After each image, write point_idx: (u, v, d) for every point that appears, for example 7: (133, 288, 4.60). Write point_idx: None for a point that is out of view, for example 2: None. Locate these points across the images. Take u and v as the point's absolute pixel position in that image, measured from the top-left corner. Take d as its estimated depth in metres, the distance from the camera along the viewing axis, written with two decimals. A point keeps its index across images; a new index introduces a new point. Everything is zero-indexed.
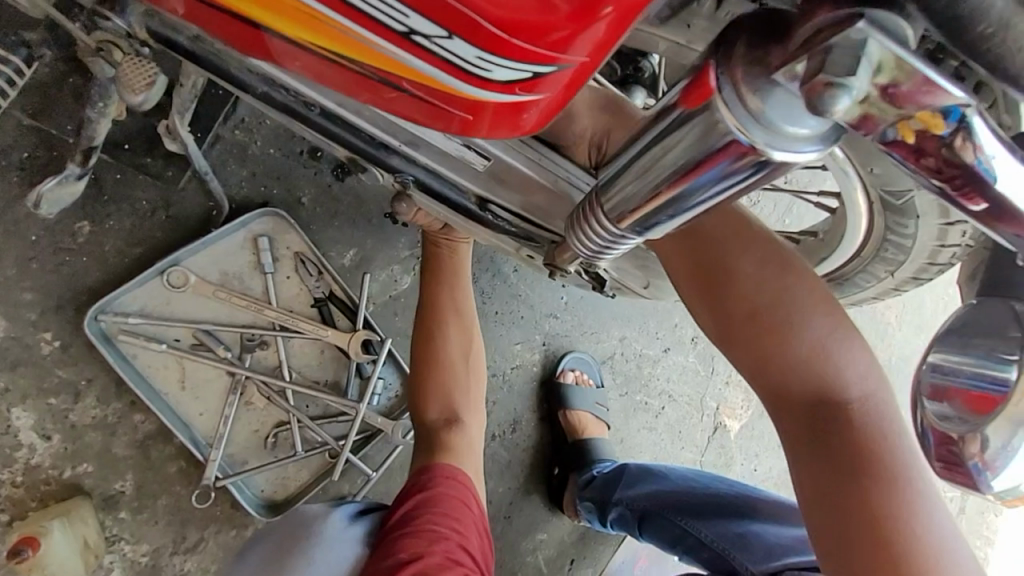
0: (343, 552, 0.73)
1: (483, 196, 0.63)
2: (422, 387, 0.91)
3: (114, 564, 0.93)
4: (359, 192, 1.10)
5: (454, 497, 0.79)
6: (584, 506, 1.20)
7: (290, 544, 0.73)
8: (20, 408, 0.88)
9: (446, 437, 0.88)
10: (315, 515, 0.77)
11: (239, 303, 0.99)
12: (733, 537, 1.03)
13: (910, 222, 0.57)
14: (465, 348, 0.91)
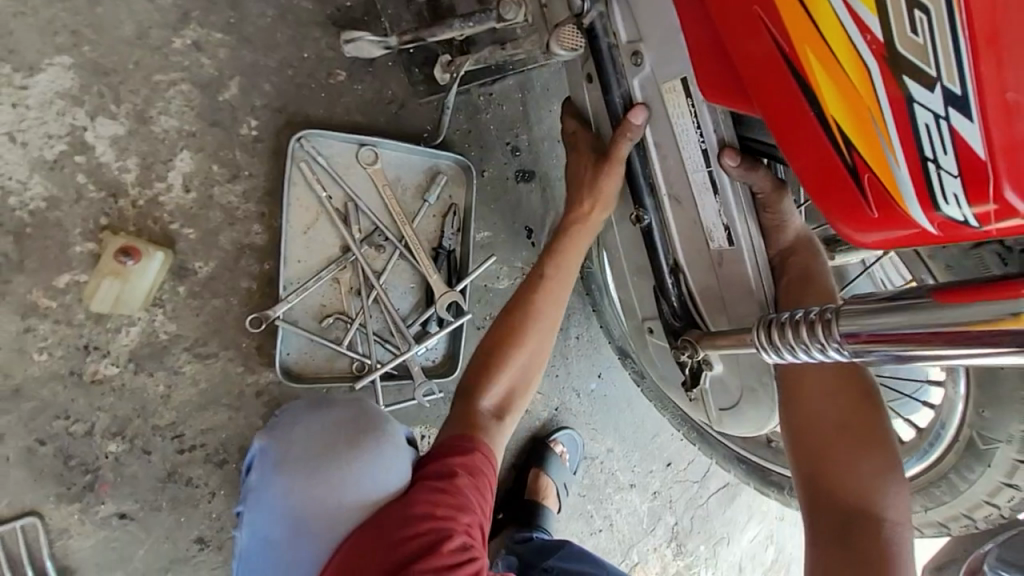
0: (392, 469, 0.73)
1: (679, 265, 0.78)
2: (492, 368, 0.83)
3: (139, 322, 0.93)
4: (523, 199, 1.26)
5: (483, 480, 0.76)
6: (506, 560, 1.19)
7: (360, 430, 0.74)
8: (189, 154, 0.95)
9: (485, 421, 0.81)
10: (379, 417, 0.77)
11: (391, 206, 1.09)
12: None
13: (976, 470, 0.72)
14: (527, 361, 0.85)
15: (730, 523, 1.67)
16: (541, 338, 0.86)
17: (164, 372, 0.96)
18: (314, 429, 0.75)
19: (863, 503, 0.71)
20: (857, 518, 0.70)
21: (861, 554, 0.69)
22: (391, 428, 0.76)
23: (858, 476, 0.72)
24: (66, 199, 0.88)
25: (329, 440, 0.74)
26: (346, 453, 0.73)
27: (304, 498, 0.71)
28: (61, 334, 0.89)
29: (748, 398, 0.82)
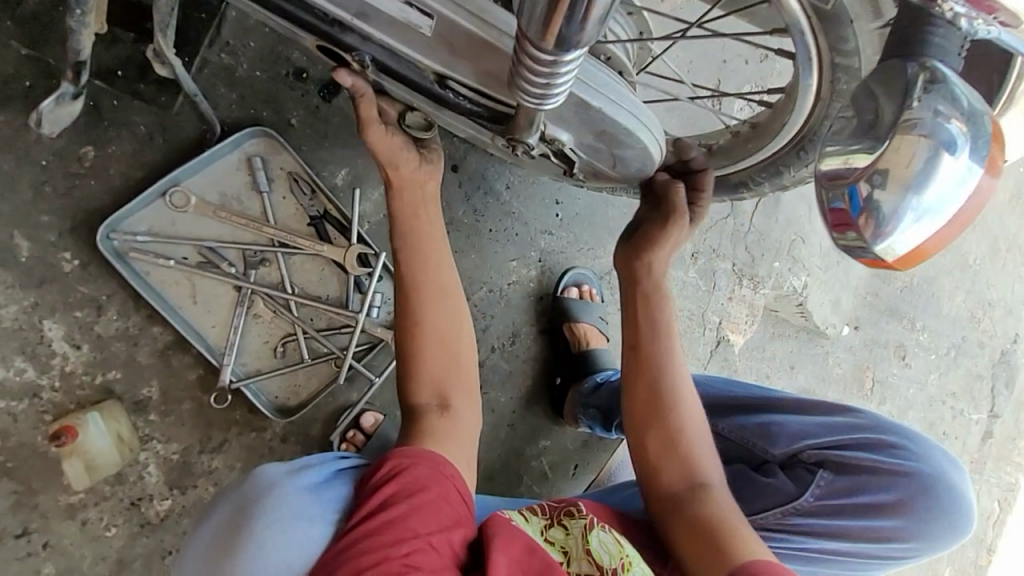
0: (291, 531, 0.70)
1: (437, 71, 0.63)
2: (411, 363, 0.88)
3: (149, 460, 1.02)
4: (347, 111, 1.12)
5: (446, 481, 0.77)
6: (589, 414, 1.22)
7: (245, 514, 0.72)
8: (51, 321, 0.96)
9: (430, 421, 0.84)
10: (266, 478, 0.76)
11: (239, 222, 1.04)
12: (755, 432, 0.95)
13: (847, 36, 0.61)
14: (443, 339, 0.89)
15: (788, 226, 1.57)
16: (446, 307, 0.89)
17: (204, 477, 1.05)
18: (213, 529, 0.74)
19: (665, 364, 0.87)
20: (660, 372, 0.87)
21: (658, 400, 0.86)
22: (286, 481, 0.74)
23: (657, 353, 0.88)
24: (9, 425, 0.95)
25: (221, 537, 0.72)
26: (238, 532, 0.70)
27: None
28: (108, 508, 1.00)
29: (613, 146, 0.67)
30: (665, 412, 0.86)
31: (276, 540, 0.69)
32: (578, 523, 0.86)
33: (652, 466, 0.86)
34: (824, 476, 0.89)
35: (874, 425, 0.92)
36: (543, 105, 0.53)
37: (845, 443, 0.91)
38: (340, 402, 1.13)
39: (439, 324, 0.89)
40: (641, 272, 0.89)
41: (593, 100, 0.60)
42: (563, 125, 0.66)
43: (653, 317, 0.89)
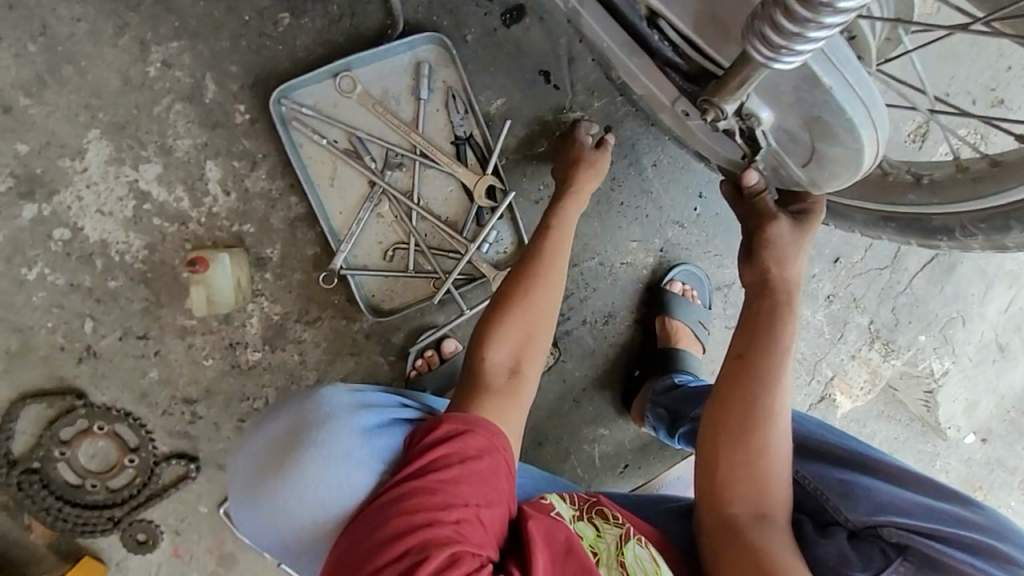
0: (337, 467, 0.75)
1: (654, 9, 0.58)
2: (496, 321, 0.87)
3: (254, 313, 1.11)
4: (522, 42, 1.09)
5: (497, 443, 0.75)
6: (656, 414, 1.13)
7: (302, 435, 0.78)
8: (212, 163, 1.05)
9: (496, 380, 0.84)
10: (325, 407, 0.81)
11: (391, 122, 1.06)
12: (833, 487, 0.78)
13: None
14: (534, 311, 0.88)
15: (953, 300, 1.35)
16: (549, 286, 0.90)
17: (292, 344, 1.13)
18: (269, 439, 0.81)
19: (768, 387, 0.78)
20: (761, 391, 0.78)
21: (750, 417, 0.78)
22: (344, 417, 0.79)
23: (759, 370, 0.79)
24: (157, 241, 1.06)
25: (277, 449, 0.79)
26: (296, 452, 0.77)
27: (273, 516, 0.76)
28: (212, 341, 1.10)
29: (820, 139, 0.59)
30: (749, 428, 0.78)
31: (325, 471, 0.75)
32: (612, 529, 0.78)
33: (720, 487, 0.78)
34: (903, 564, 0.72)
35: (993, 529, 0.72)
36: (775, 62, 0.47)
37: (945, 536, 0.72)
38: (426, 321, 1.16)
39: (537, 297, 0.89)
40: (773, 282, 0.83)
41: (825, 77, 0.51)
42: (769, 101, 0.58)
43: (763, 321, 0.81)
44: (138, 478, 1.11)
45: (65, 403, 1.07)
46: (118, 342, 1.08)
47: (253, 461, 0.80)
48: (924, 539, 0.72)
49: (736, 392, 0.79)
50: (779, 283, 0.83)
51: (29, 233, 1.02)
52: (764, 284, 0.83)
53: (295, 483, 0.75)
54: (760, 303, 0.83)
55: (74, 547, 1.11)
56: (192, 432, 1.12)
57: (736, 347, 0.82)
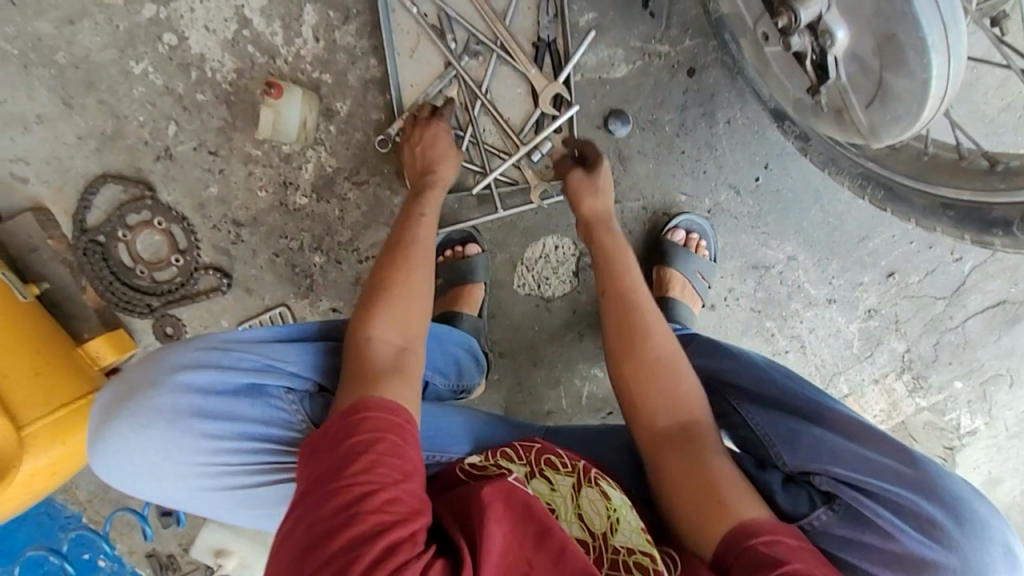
0: (161, 447, 0.77)
1: None
2: (374, 304, 0.85)
3: (311, 160, 1.19)
4: None
5: (397, 420, 0.73)
6: None
7: (121, 402, 0.80)
8: (311, 7, 1.12)
9: (379, 363, 0.79)
10: (154, 369, 0.81)
11: (481, 7, 1.09)
12: (779, 432, 0.86)
13: None
14: (415, 278, 0.88)
15: (1006, 356, 1.24)
16: (420, 271, 0.89)
17: (337, 198, 1.21)
18: (104, 406, 0.82)
19: (636, 309, 0.95)
20: (637, 298, 0.96)
21: (633, 328, 0.94)
22: (177, 383, 0.79)
23: (631, 301, 0.96)
24: (246, 68, 1.15)
25: (102, 421, 0.81)
26: (123, 422, 0.78)
27: (130, 461, 0.80)
28: (269, 175, 1.19)
29: (889, 66, 0.56)
30: (635, 336, 0.93)
31: (177, 418, 0.77)
32: (564, 480, 0.80)
33: (637, 412, 0.90)
34: (827, 513, 0.82)
35: (927, 491, 0.79)
36: None
37: (872, 489, 0.81)
38: (462, 213, 1.20)
39: (409, 275, 0.88)
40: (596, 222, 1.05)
41: None
42: (849, 17, 0.56)
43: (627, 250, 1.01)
44: (178, 278, 1.24)
45: (137, 192, 1.20)
46: (192, 151, 1.18)
47: (94, 425, 0.82)
48: (851, 491, 0.81)
49: (611, 315, 0.97)
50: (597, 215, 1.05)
51: (144, 30, 1.13)
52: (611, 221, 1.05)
53: (119, 440, 0.78)
54: (610, 238, 1.03)
55: (113, 320, 1.25)
56: (232, 252, 1.23)
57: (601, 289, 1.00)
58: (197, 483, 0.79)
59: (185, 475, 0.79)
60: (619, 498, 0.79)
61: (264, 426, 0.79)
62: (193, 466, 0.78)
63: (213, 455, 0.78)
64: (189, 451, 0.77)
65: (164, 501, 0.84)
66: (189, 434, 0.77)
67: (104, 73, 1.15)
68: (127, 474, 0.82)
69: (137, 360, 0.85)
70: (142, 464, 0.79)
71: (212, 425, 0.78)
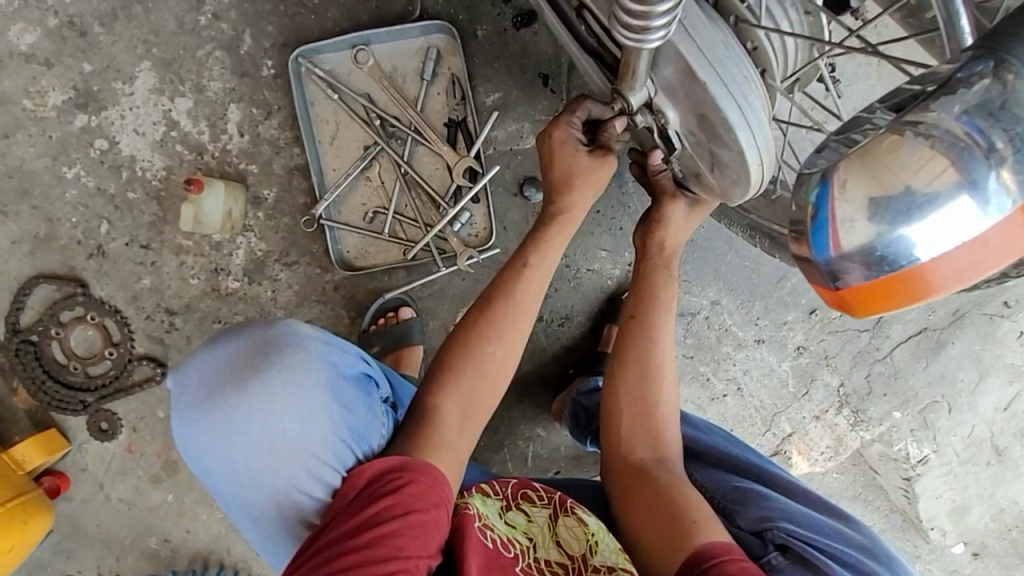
0: (280, 424, 0.78)
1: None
2: (450, 367, 0.87)
3: (241, 245, 1.22)
4: (527, 45, 1.18)
5: (443, 495, 0.77)
6: (574, 408, 1.16)
7: (257, 360, 0.79)
8: (235, 107, 1.19)
9: (443, 427, 0.83)
10: (294, 334, 0.82)
11: (393, 95, 1.17)
12: (728, 493, 0.88)
13: (905, 154, 0.47)
14: (499, 348, 0.88)
15: (938, 382, 1.27)
16: (494, 346, 0.87)
17: (269, 280, 1.23)
18: (228, 357, 0.80)
19: (654, 341, 0.95)
20: (654, 345, 0.95)
21: (644, 374, 0.94)
22: (315, 361, 0.81)
23: (642, 325, 0.96)
24: (175, 165, 1.20)
25: (225, 375, 0.78)
26: (264, 376, 0.78)
27: (236, 420, 0.77)
28: (201, 263, 1.22)
29: (712, 141, 0.61)
30: (643, 379, 0.94)
31: (311, 396, 0.79)
32: (541, 512, 0.88)
33: (622, 438, 0.95)
34: (780, 557, 0.81)
35: (866, 546, 0.83)
36: (643, 42, 0.51)
37: (817, 543, 0.82)
38: (392, 284, 1.24)
39: (492, 357, 0.87)
40: (652, 248, 0.97)
41: (700, 71, 0.55)
42: (672, 100, 0.62)
43: (658, 291, 0.97)
44: (112, 371, 1.24)
45: (69, 290, 1.22)
46: (124, 247, 1.22)
47: (209, 380, 0.78)
48: (797, 544, 0.81)
49: (626, 345, 0.96)
50: (660, 246, 0.97)
51: (76, 138, 1.19)
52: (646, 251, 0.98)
53: (248, 400, 0.77)
54: (648, 262, 0.98)
55: (45, 419, 1.23)
56: (166, 341, 1.24)
57: (630, 307, 0.98)
58: (303, 477, 0.78)
59: (297, 465, 0.78)
60: (596, 522, 0.86)
61: (368, 435, 0.83)
62: (308, 457, 0.78)
63: (331, 450, 0.79)
64: (314, 434, 0.78)
65: (243, 482, 0.79)
66: (321, 413, 0.79)
67: (37, 179, 1.20)
68: (222, 459, 0.78)
69: (255, 322, 0.85)
70: (257, 443, 0.77)
71: (330, 415, 0.80)
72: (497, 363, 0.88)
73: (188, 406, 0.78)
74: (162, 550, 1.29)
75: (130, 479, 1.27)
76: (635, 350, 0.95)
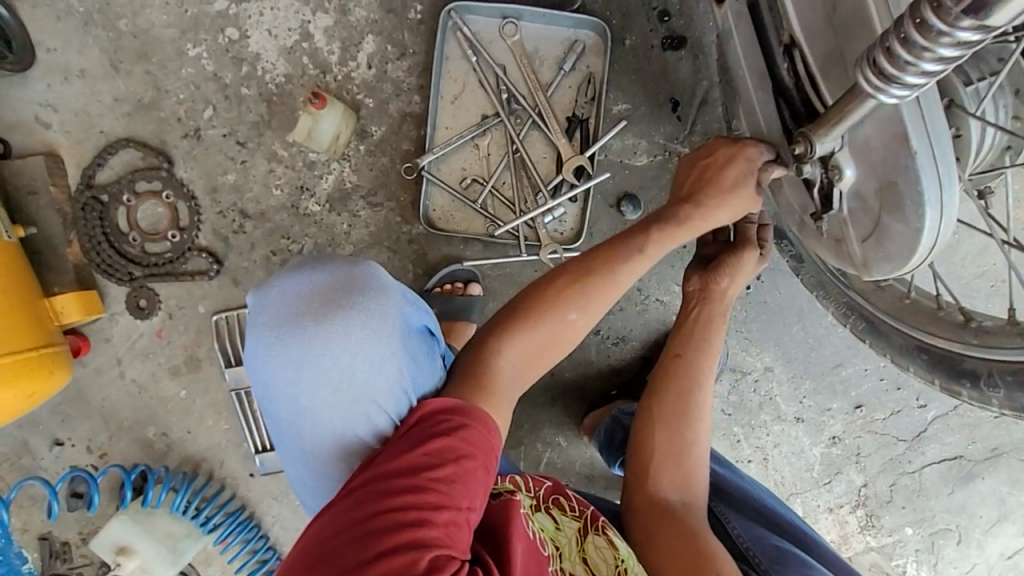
0: (353, 364, 0.76)
1: (797, 39, 0.64)
2: (509, 326, 0.83)
3: (333, 172, 1.22)
4: (668, 68, 1.18)
5: (493, 448, 0.76)
6: (608, 427, 1.15)
7: (340, 296, 0.76)
8: (371, 38, 1.19)
9: (504, 386, 0.82)
10: (379, 279, 0.81)
11: (528, 75, 1.17)
12: (768, 552, 0.91)
13: None
14: (581, 316, 0.83)
15: (957, 512, 1.26)
16: (575, 310, 0.83)
17: (349, 213, 1.22)
18: (313, 287, 0.77)
19: (696, 382, 0.96)
20: (696, 384, 0.96)
21: (682, 405, 0.96)
22: (394, 311, 0.79)
23: (687, 365, 0.97)
24: (296, 75, 1.20)
25: (306, 305, 0.75)
26: (346, 314, 0.75)
27: (309, 351, 0.74)
28: (288, 176, 1.22)
29: (886, 208, 0.61)
30: (685, 406, 0.96)
31: (387, 344, 0.78)
32: (569, 522, 0.88)
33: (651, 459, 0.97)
34: None
35: None
36: (881, 92, 0.50)
37: None
38: (465, 256, 1.23)
39: (553, 331, 0.83)
40: (710, 293, 0.94)
41: (914, 138, 0.55)
42: (856, 158, 0.63)
43: (706, 338, 0.96)
44: (168, 253, 1.22)
45: (154, 161, 1.20)
46: (220, 137, 1.21)
47: (291, 304, 0.76)
48: None
49: (665, 381, 0.97)
50: (722, 293, 0.94)
51: (210, 20, 1.19)
52: (707, 294, 0.94)
53: (326, 335, 0.74)
54: (704, 306, 0.96)
55: (87, 279, 1.21)
56: (231, 240, 1.23)
57: (675, 348, 0.98)
58: (361, 421, 0.78)
59: (360, 410, 0.77)
60: (625, 549, 0.87)
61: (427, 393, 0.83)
62: (375, 402, 0.77)
63: (393, 403, 0.78)
64: (382, 384, 0.77)
65: (301, 414, 0.78)
66: (393, 363, 0.78)
67: (159, 47, 1.19)
68: (286, 387, 0.76)
69: (338, 257, 0.82)
70: (325, 379, 0.75)
71: (398, 367, 0.79)
72: (569, 328, 0.83)
73: (266, 327, 0.76)
74: (157, 443, 1.27)
75: (149, 363, 1.25)
76: (675, 383, 0.96)
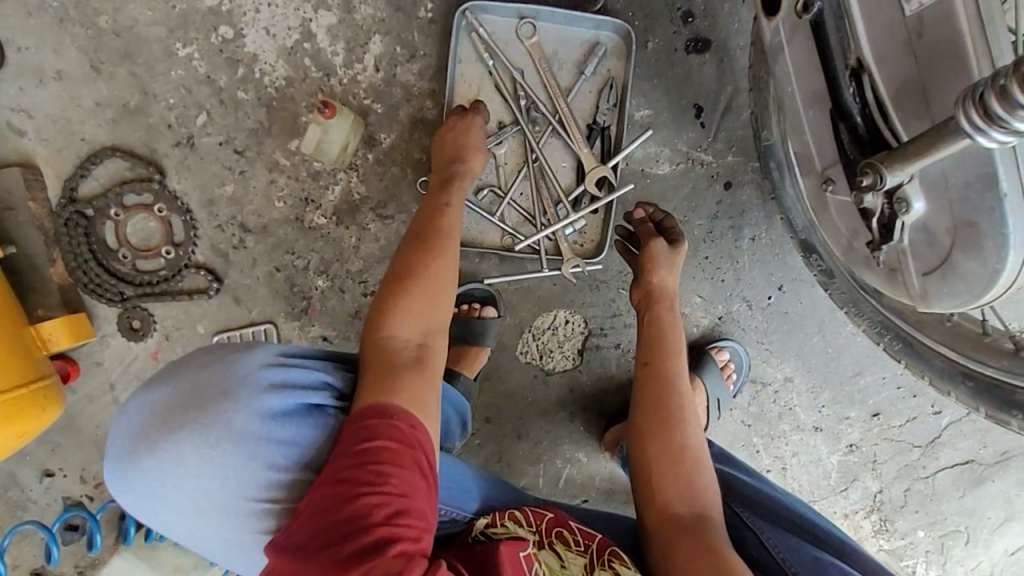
0: (209, 473, 0.71)
1: (868, 64, 0.61)
2: (389, 318, 0.80)
3: (341, 183, 1.14)
4: (692, 73, 1.14)
5: (416, 439, 0.72)
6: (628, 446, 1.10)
7: (185, 407, 0.73)
8: (379, 38, 1.11)
9: (405, 381, 0.76)
10: (231, 372, 0.75)
11: (547, 80, 1.11)
12: (807, 561, 0.93)
13: None
14: (436, 274, 0.83)
15: (967, 514, 1.29)
16: (446, 288, 0.83)
17: (357, 225, 1.16)
18: (150, 408, 0.74)
19: (666, 381, 0.95)
20: (659, 386, 0.95)
21: (650, 407, 0.95)
22: (245, 406, 0.72)
23: (657, 369, 0.97)
24: (297, 78, 1.11)
25: (156, 420, 0.73)
26: (171, 446, 0.71)
27: (163, 470, 0.71)
28: (292, 187, 1.14)
29: (959, 245, 0.59)
30: (654, 410, 0.94)
31: (242, 444, 0.72)
32: (574, 559, 0.84)
33: (649, 472, 0.92)
34: None
35: None
36: (981, 134, 0.47)
37: None
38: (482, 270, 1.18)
39: (433, 265, 0.84)
40: (654, 294, 1.00)
41: (1004, 183, 0.53)
42: (928, 193, 0.59)
43: (660, 341, 0.99)
44: (163, 271, 1.14)
45: (143, 172, 1.11)
46: (216, 145, 1.12)
47: (133, 428, 0.73)
48: None
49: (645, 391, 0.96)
50: (662, 289, 1.00)
51: (200, 17, 1.09)
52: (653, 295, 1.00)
53: (161, 465, 0.71)
54: (654, 309, 1.00)
55: (75, 300, 1.13)
56: (230, 256, 1.15)
57: (642, 356, 0.99)
58: (235, 529, 0.73)
59: (228, 518, 0.73)
60: None
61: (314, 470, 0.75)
62: (248, 502, 0.72)
63: (252, 504, 0.72)
64: (243, 486, 0.72)
65: (180, 526, 0.76)
66: (246, 464, 0.72)
67: (144, 46, 1.09)
68: (157, 507, 0.74)
69: (194, 355, 0.78)
70: (183, 494, 0.72)
71: (263, 464, 0.72)
72: (431, 292, 0.82)
73: (112, 459, 0.74)
74: None
75: None
76: (645, 388, 0.96)
